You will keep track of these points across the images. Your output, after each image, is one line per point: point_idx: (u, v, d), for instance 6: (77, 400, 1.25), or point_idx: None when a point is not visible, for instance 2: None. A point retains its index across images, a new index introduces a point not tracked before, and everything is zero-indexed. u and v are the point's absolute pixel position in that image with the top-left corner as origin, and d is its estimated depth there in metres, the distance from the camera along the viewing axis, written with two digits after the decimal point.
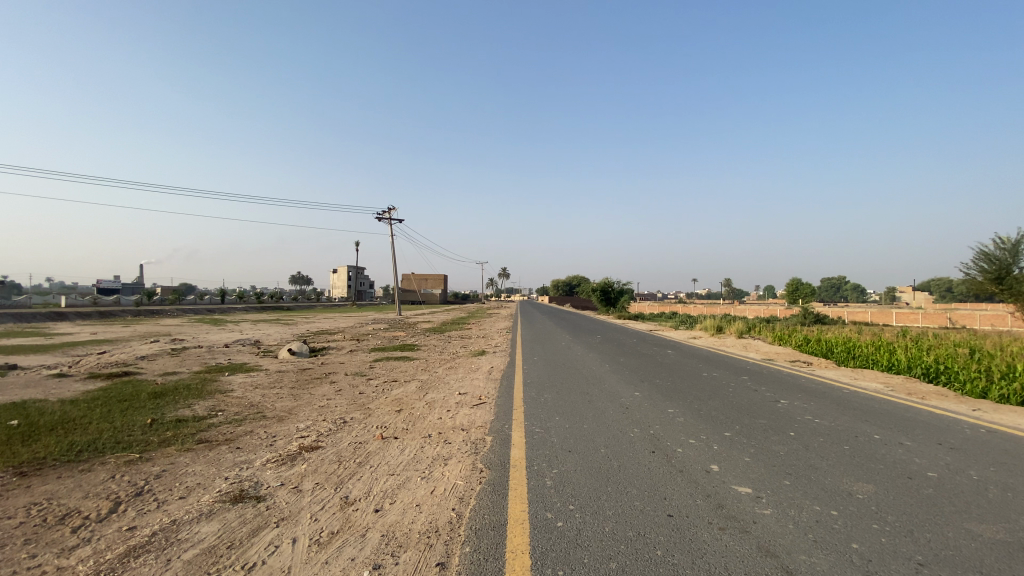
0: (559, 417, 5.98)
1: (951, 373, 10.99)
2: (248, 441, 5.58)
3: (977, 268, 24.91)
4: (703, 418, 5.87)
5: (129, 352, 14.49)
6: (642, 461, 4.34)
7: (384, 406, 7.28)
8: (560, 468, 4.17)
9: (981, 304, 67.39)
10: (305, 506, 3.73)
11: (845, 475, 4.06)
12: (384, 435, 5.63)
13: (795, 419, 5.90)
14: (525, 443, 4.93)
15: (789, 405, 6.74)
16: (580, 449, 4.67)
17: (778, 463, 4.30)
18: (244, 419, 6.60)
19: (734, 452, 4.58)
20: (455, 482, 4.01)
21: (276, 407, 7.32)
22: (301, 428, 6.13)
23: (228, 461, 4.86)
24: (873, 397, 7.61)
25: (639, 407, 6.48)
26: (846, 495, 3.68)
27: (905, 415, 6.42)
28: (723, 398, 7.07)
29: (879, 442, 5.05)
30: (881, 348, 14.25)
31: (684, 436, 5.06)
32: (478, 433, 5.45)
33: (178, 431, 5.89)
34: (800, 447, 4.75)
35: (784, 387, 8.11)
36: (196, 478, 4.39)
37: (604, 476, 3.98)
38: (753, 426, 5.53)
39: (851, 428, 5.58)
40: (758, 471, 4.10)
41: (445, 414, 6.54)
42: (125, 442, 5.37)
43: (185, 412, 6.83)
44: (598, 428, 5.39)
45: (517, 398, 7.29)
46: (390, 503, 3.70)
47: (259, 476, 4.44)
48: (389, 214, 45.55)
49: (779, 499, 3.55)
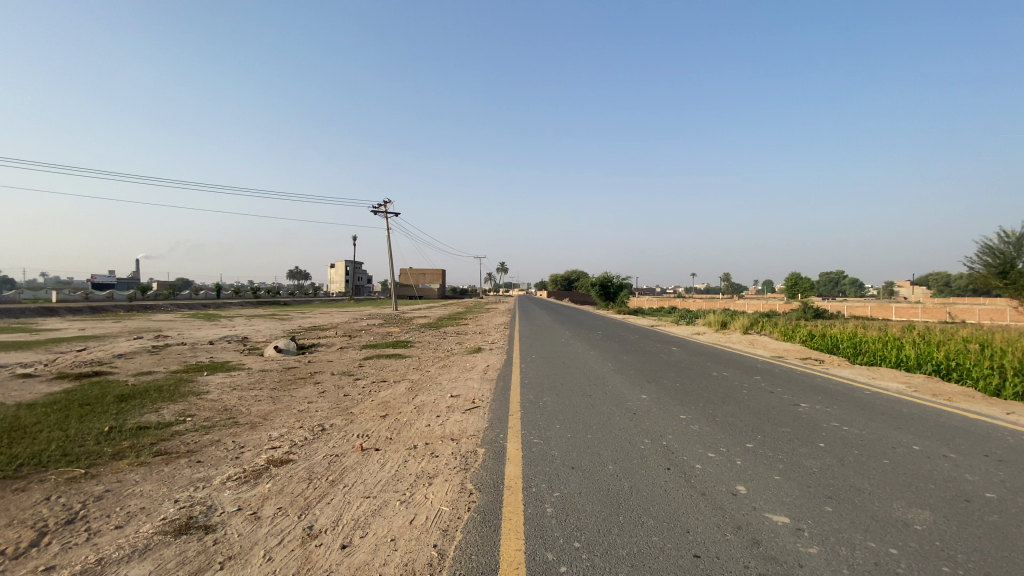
0: (560, 425, 5.39)
1: (964, 370, 10.48)
2: (211, 453, 4.98)
3: (980, 262, 24.33)
4: (721, 426, 5.28)
5: (106, 350, 13.76)
6: (656, 481, 3.75)
7: (369, 410, 6.67)
8: (563, 490, 3.60)
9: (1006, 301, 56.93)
10: (260, 539, 3.16)
11: (892, 499, 3.47)
12: (364, 446, 5.03)
13: (821, 426, 5.30)
14: (522, 457, 4.35)
15: (810, 409, 6.16)
16: (585, 465, 4.10)
17: (814, 484, 3.71)
18: (214, 425, 6.00)
19: (762, 469, 4.01)
20: (440, 508, 3.43)
21: (251, 411, 6.72)
22: (273, 436, 5.52)
23: (184, 479, 4.28)
24: (898, 399, 7.01)
25: (648, 412, 5.90)
26: (899, 526, 3.09)
27: (938, 420, 5.82)
28: (738, 402, 6.47)
29: (919, 454, 4.47)
30: (889, 343, 13.70)
31: (702, 449, 4.47)
32: (470, 444, 4.85)
33: (137, 440, 5.31)
34: (835, 462, 4.16)
35: (801, 389, 7.53)
36: (140, 502, 3.81)
37: (613, 501, 3.40)
38: (777, 435, 4.96)
39: (885, 437, 5.00)
40: (794, 495, 3.51)
41: (434, 420, 5.94)
42: (73, 456, 4.80)
43: (149, 418, 6.24)
44: (605, 439, 4.81)
45: (513, 403, 6.68)
46: (361, 536, 3.12)
47: (214, 498, 3.86)
48: (383, 210, 44.20)
49: (825, 533, 2.96)
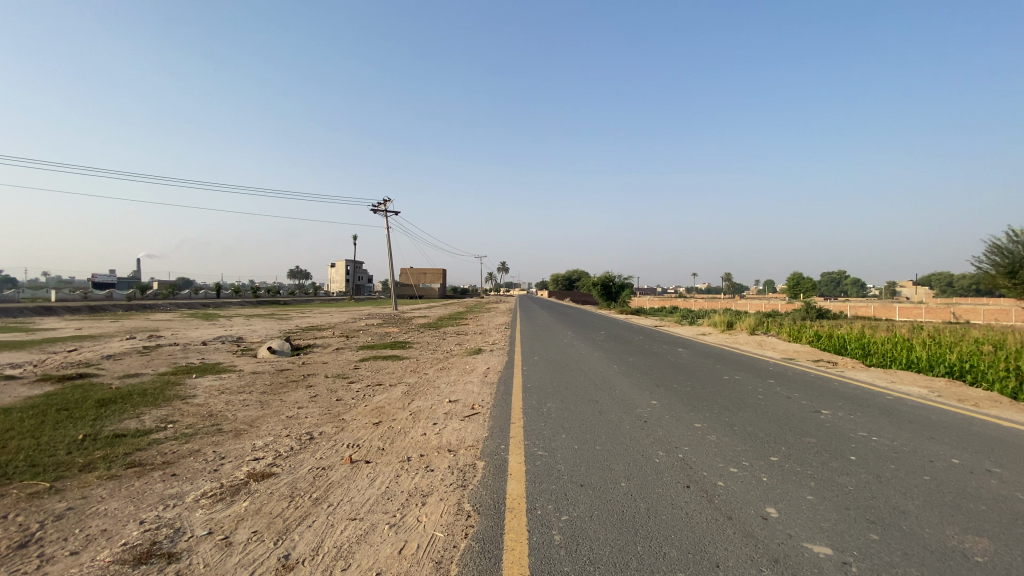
0: (565, 435, 4.98)
1: (978, 372, 10.11)
2: (188, 465, 4.58)
3: (988, 262, 23.83)
4: (740, 436, 4.89)
5: (96, 351, 13.33)
6: (676, 502, 3.35)
7: (362, 417, 6.26)
8: (572, 513, 3.20)
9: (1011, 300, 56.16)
10: (229, 572, 2.77)
11: (944, 525, 3.12)
12: (353, 458, 4.63)
13: (848, 436, 4.92)
14: (526, 473, 3.96)
15: (832, 416, 5.78)
16: (595, 482, 3.71)
17: (853, 506, 3.35)
18: (195, 433, 5.61)
19: (792, 487, 3.62)
20: (433, 534, 3.04)
21: (237, 418, 6.33)
22: (257, 446, 5.13)
23: (154, 496, 3.87)
24: (924, 405, 6.63)
25: (659, 420, 5.49)
26: (958, 558, 2.73)
27: (971, 429, 5.45)
28: (755, 408, 6.07)
29: (959, 469, 4.12)
30: (899, 343, 13.31)
31: (722, 463, 4.08)
32: (468, 457, 4.46)
33: (110, 450, 4.91)
34: (872, 480, 3.80)
35: (819, 393, 7.13)
36: (102, 523, 3.42)
37: (628, 527, 3.01)
38: (803, 446, 4.58)
39: (919, 449, 4.62)
40: (833, 520, 3.14)
41: (430, 428, 5.56)
42: (38, 468, 4.40)
43: (128, 424, 5.85)
44: (615, 452, 4.40)
45: (514, 409, 6.29)
46: (342, 568, 2.73)
47: (185, 519, 3.47)
48: (383, 206, 43.79)
49: (876, 569, 2.60)
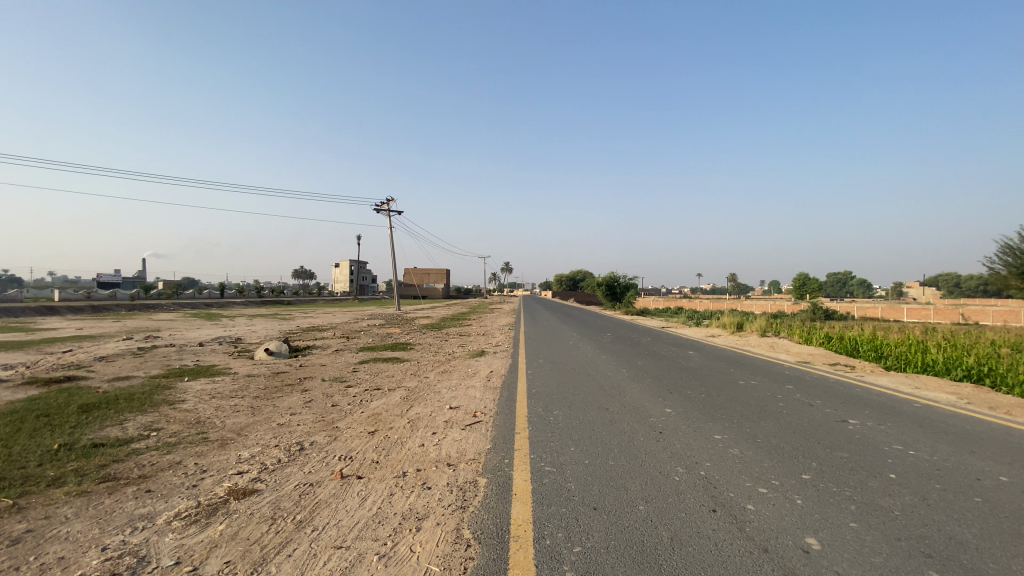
0: (575, 449, 4.59)
1: (995, 375, 9.70)
2: (166, 479, 4.23)
3: (999, 262, 23.24)
4: (765, 449, 4.49)
5: (90, 352, 13.05)
6: (702, 530, 2.97)
7: (357, 425, 5.90)
8: (585, 544, 2.83)
9: (1020, 301, 55.21)
10: None
11: (1009, 558, 2.72)
12: (344, 472, 4.26)
13: (882, 450, 4.52)
14: (532, 493, 3.59)
15: (861, 426, 5.36)
16: (610, 505, 3.33)
17: (904, 536, 2.95)
18: (179, 442, 5.26)
19: (831, 513, 3.22)
20: (427, 569, 2.66)
21: (225, 425, 5.97)
22: (243, 457, 4.77)
23: (122, 516, 3.51)
24: (955, 413, 6.20)
25: (676, 431, 5.11)
26: None
27: (1013, 441, 5.01)
28: (777, 418, 5.66)
29: (1010, 488, 3.71)
30: (913, 346, 12.86)
31: (749, 483, 3.69)
32: (469, 472, 4.09)
33: (84, 463, 4.56)
34: (918, 504, 3.40)
35: (843, 400, 6.70)
36: (61, 549, 3.06)
37: (651, 562, 2.63)
38: (835, 462, 4.17)
39: (965, 466, 4.19)
40: (884, 554, 2.74)
41: (428, 439, 5.18)
42: (2, 482, 4.06)
43: (109, 432, 5.51)
44: (630, 469, 4.00)
45: (518, 417, 5.90)
46: None
47: (152, 545, 3.10)
48: (388, 206, 43.17)
49: None
